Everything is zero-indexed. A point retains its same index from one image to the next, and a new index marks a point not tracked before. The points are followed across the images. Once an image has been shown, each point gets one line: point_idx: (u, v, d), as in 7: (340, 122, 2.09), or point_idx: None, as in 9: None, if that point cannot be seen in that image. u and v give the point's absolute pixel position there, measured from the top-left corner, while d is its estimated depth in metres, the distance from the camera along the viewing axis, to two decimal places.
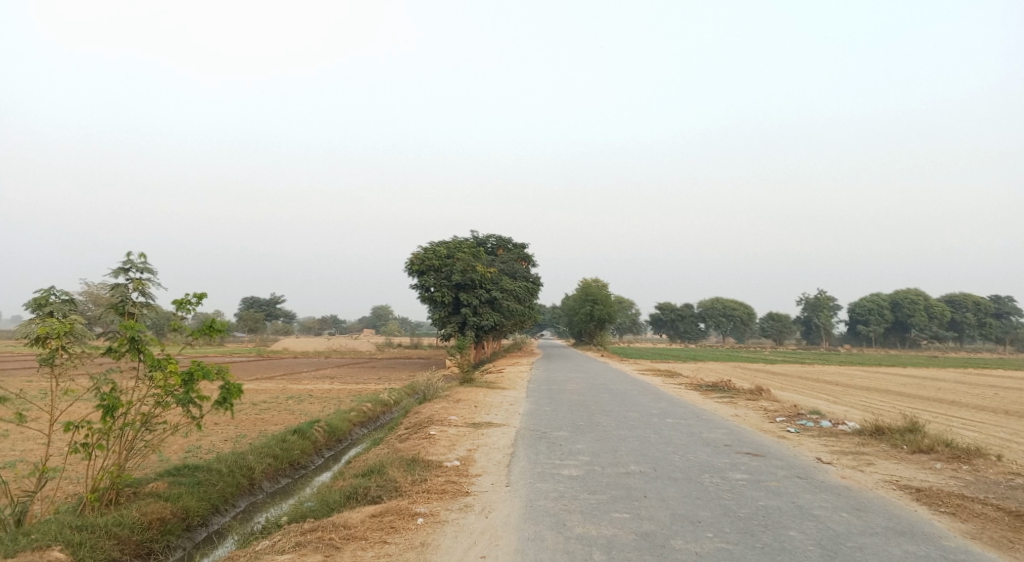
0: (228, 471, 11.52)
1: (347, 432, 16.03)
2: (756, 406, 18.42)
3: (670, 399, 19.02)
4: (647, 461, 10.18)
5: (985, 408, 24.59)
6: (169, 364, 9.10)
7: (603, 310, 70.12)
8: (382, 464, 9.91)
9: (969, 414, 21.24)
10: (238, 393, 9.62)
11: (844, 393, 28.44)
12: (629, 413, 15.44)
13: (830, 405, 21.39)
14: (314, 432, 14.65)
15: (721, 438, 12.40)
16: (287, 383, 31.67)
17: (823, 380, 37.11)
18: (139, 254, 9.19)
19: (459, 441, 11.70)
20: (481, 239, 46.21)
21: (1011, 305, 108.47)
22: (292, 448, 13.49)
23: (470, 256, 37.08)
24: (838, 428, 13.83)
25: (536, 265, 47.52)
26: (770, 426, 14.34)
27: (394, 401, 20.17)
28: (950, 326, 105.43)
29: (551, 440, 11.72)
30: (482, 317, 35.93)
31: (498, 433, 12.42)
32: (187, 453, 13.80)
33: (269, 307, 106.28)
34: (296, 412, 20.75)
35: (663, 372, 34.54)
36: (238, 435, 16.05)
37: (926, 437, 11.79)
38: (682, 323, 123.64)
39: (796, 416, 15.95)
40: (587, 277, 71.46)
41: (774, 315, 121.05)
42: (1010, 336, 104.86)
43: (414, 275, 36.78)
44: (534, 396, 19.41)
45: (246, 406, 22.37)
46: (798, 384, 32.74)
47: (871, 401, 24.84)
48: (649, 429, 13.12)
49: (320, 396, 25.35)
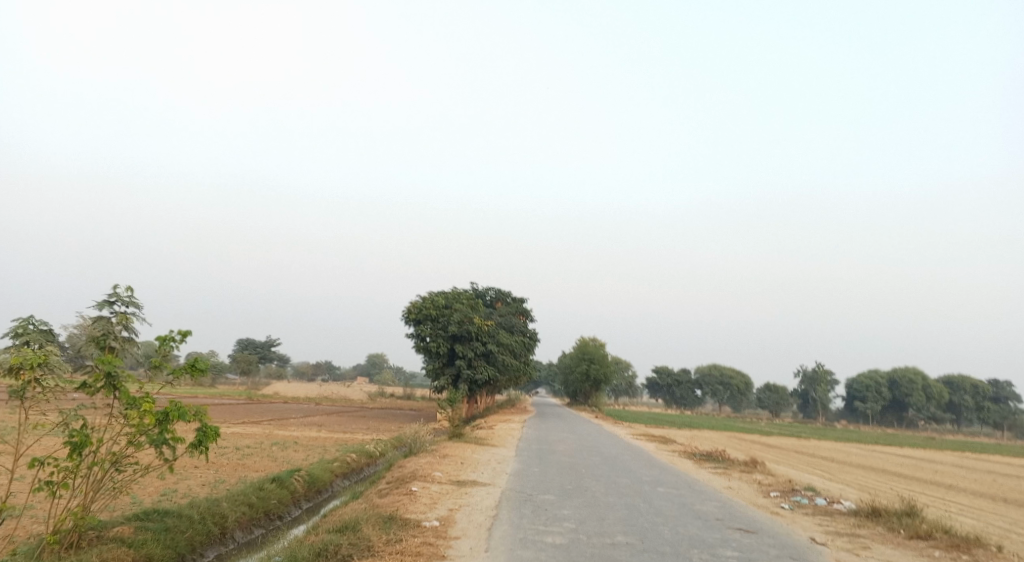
0: (199, 518, 11.09)
1: (328, 483, 15.57)
2: (750, 479, 17.94)
3: (662, 467, 18.56)
4: (635, 532, 9.79)
5: (985, 494, 23.99)
6: (144, 403, 8.84)
7: (599, 371, 69.59)
8: (358, 520, 9.53)
9: (968, 500, 20.70)
10: (214, 436, 9.30)
11: (840, 470, 27.86)
12: (620, 480, 14.99)
13: (826, 482, 20.88)
14: (293, 482, 14.22)
15: (713, 511, 11.98)
16: (273, 428, 31.08)
17: (819, 455, 36.43)
18: (126, 287, 9.07)
19: (440, 500, 11.30)
20: (481, 291, 46.10)
21: (1009, 390, 107.76)
22: (269, 498, 13.05)
23: (469, 307, 36.91)
24: (833, 507, 13.43)
25: (534, 321, 47.29)
26: (763, 502, 13.91)
27: (379, 453, 19.68)
28: (948, 408, 104.39)
29: (537, 504, 11.32)
30: (477, 370, 35.47)
31: (482, 493, 12.01)
32: (161, 497, 13.36)
33: (263, 349, 105.37)
34: (279, 458, 20.27)
35: (657, 438, 33.88)
36: (216, 480, 15.59)
37: (924, 523, 11.39)
38: (679, 388, 122.52)
39: (790, 492, 15.49)
40: (586, 336, 71.32)
41: (771, 386, 120.02)
42: (1008, 422, 103.73)
43: (411, 324, 36.56)
44: (523, 456, 18.98)
45: (228, 449, 21.83)
46: (794, 458, 32.12)
47: (869, 480, 24.25)
48: (640, 497, 12.71)
49: (305, 443, 24.81)
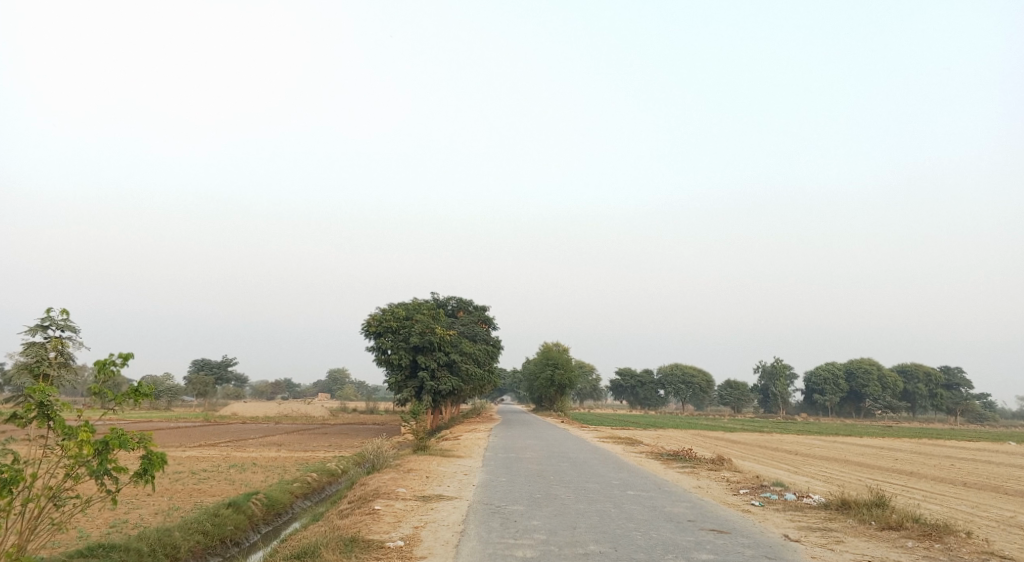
0: (149, 551, 10.44)
1: (288, 505, 14.97)
2: (718, 476, 17.92)
3: (630, 470, 18.40)
4: (607, 540, 9.50)
5: (945, 480, 24.42)
6: (81, 432, 8.16)
7: (563, 375, 69.55)
8: (317, 544, 9.04)
9: (931, 486, 20.99)
10: (160, 464, 8.64)
11: (804, 463, 28.09)
12: (589, 485, 14.72)
13: (792, 476, 20.98)
14: (250, 506, 13.59)
15: (684, 513, 11.78)
16: (230, 450, 30.08)
17: (783, 449, 36.83)
18: (60, 309, 8.49)
19: (405, 517, 10.86)
20: (441, 301, 45.62)
21: (960, 377, 111.16)
22: (225, 524, 12.41)
23: (430, 318, 36.40)
24: (803, 501, 13.36)
25: (496, 328, 46.95)
26: (734, 499, 13.80)
27: (341, 471, 19.11)
28: (903, 397, 107.18)
29: (505, 516, 10.97)
30: (440, 381, 34.90)
31: (448, 509, 11.58)
32: (110, 529, 12.62)
33: (220, 370, 102.62)
34: (237, 481, 19.54)
35: (624, 440, 33.80)
36: (170, 507, 14.83)
37: (894, 513, 11.38)
38: (642, 389, 123.37)
39: (760, 488, 15.42)
40: (549, 341, 71.24)
41: (733, 383, 121.62)
42: (960, 407, 107.15)
43: (371, 337, 35.87)
44: (489, 466, 18.63)
45: (183, 474, 20.94)
46: (759, 453, 32.44)
47: (834, 471, 24.46)
48: (610, 502, 12.45)
49: (264, 465, 24.00)
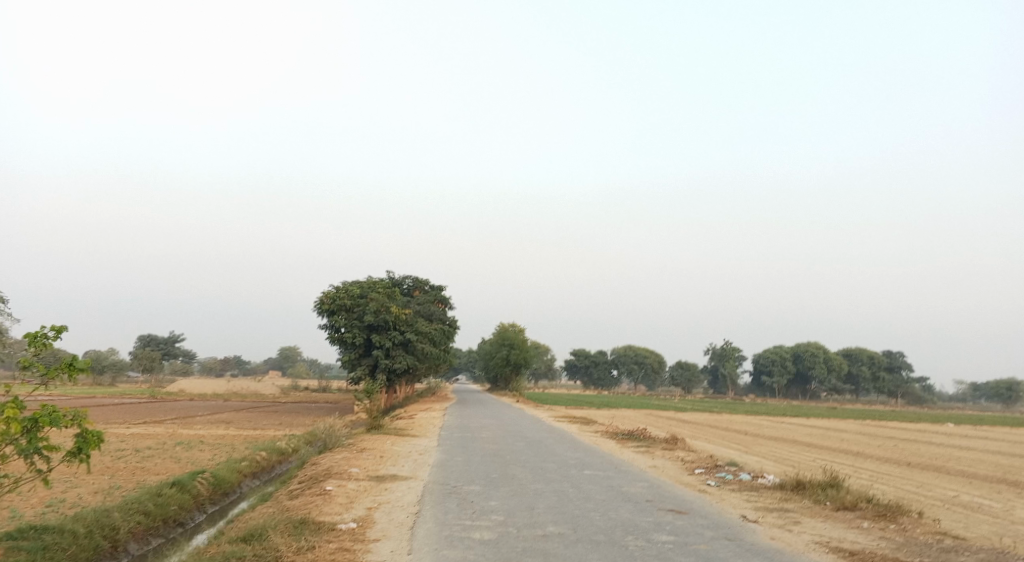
0: (85, 532, 9.82)
1: (236, 484, 14.46)
2: (672, 456, 18.02)
3: (587, 449, 18.32)
4: (566, 521, 9.30)
5: (890, 460, 25.08)
6: (8, 408, 7.48)
7: (519, 355, 69.65)
8: (265, 527, 8.62)
9: (877, 467, 21.51)
10: (96, 443, 8.05)
11: (754, 443, 28.60)
12: (546, 464, 14.59)
13: (744, 456, 21.26)
14: (196, 485, 13.04)
15: (642, 492, 11.73)
16: (176, 428, 29.18)
17: (733, 430, 37.44)
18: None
19: (358, 498, 10.51)
20: (397, 280, 44.99)
21: (901, 361, 114.83)
22: (168, 504, 11.84)
23: (385, 296, 35.80)
24: (758, 482, 13.43)
25: (453, 308, 46.59)
26: (690, 479, 13.83)
27: (292, 450, 18.64)
28: (848, 379, 110.58)
29: (462, 496, 10.73)
30: (395, 360, 34.43)
31: (403, 489, 11.26)
32: (46, 509, 11.93)
33: (167, 346, 100.25)
34: (183, 460, 18.91)
35: (578, 420, 33.94)
36: (110, 486, 14.16)
37: (848, 493, 11.52)
38: (596, 369, 124.68)
39: (715, 468, 15.49)
40: (505, 321, 71.09)
41: (684, 364, 123.67)
42: (901, 390, 110.95)
43: (324, 315, 35.16)
44: (445, 445, 18.39)
45: (125, 452, 20.15)
46: (710, 433, 32.94)
47: (783, 452, 24.92)
48: (568, 482, 12.31)
49: (211, 443, 23.30)
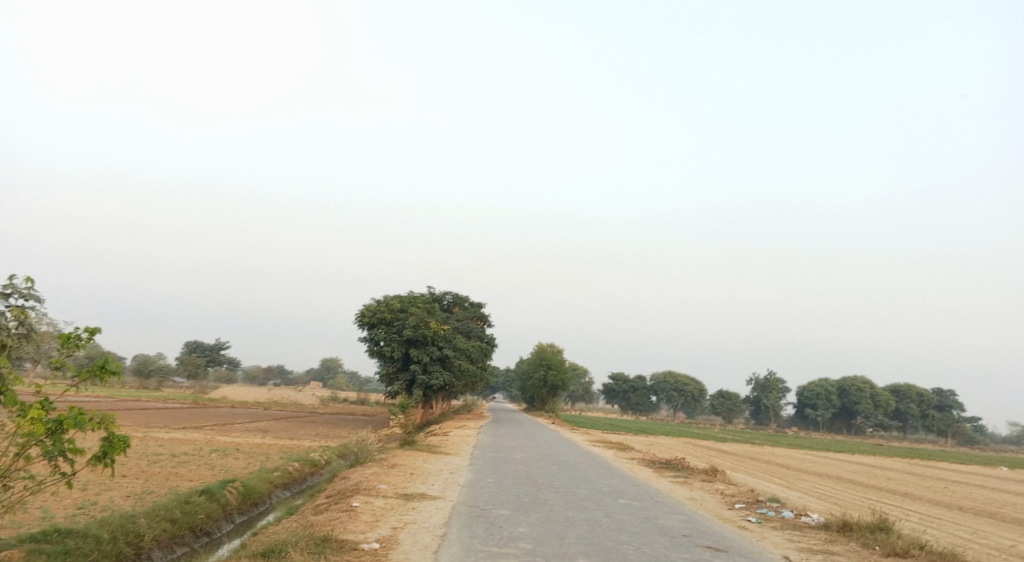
0: (109, 538, 9.77)
1: (265, 494, 14.37)
2: (711, 488, 17.38)
3: (622, 477, 17.80)
4: (598, 553, 8.90)
5: (943, 504, 23.78)
6: (33, 410, 7.41)
7: (556, 376, 69.08)
8: (285, 543, 8.41)
9: (929, 510, 20.43)
10: (121, 448, 8.00)
11: (797, 479, 27.54)
12: (579, 491, 14.15)
13: (787, 491, 20.42)
14: (225, 494, 12.98)
15: (679, 526, 11.23)
16: (214, 434, 29.48)
17: (775, 463, 36.20)
18: (25, 279, 7.91)
19: (383, 516, 10.27)
20: (437, 295, 45.04)
21: (953, 399, 110.27)
22: (196, 512, 11.77)
23: (425, 311, 35.84)
24: (802, 521, 12.77)
25: (491, 326, 46.39)
26: (730, 514, 13.24)
27: (323, 462, 18.53)
28: (895, 416, 106.80)
29: (491, 520, 10.40)
30: (432, 375, 34.28)
31: (431, 509, 10.99)
32: (78, 512, 12.00)
33: (212, 353, 102.41)
34: (217, 467, 18.95)
35: (615, 445, 33.22)
36: (143, 491, 14.21)
37: (899, 539, 10.88)
38: (635, 395, 122.88)
39: (756, 504, 14.81)
40: (543, 341, 70.64)
41: (725, 393, 121.25)
42: (952, 430, 106.50)
43: (364, 328, 35.33)
44: (477, 464, 18.07)
45: (161, 457, 20.30)
46: (751, 466, 31.90)
47: (827, 489, 23.89)
48: (601, 511, 11.89)
49: (246, 451, 23.49)
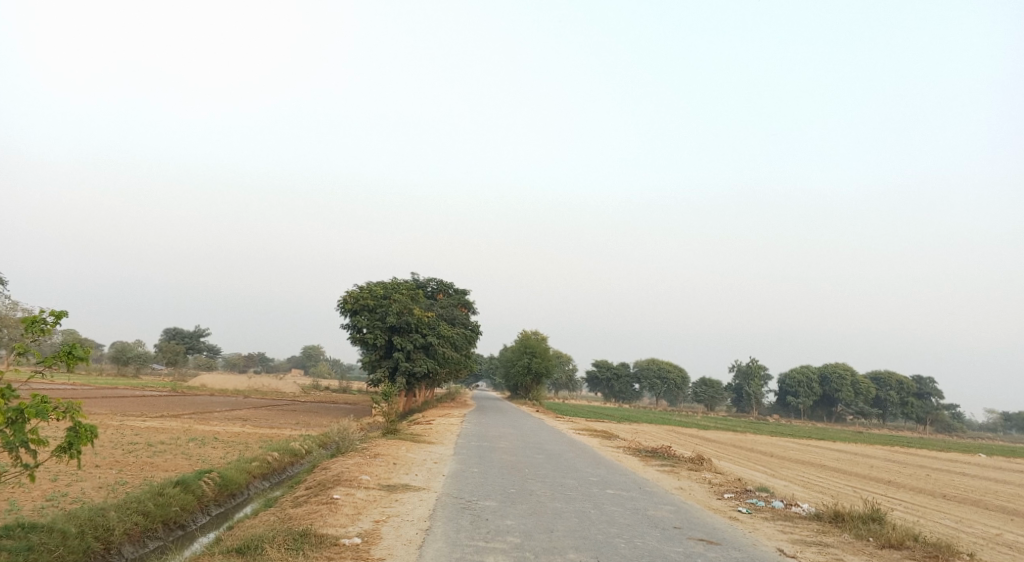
0: (76, 533, 9.31)
1: (243, 485, 13.94)
2: (699, 477, 17.15)
3: (608, 466, 17.53)
4: (589, 548, 8.56)
5: (927, 492, 23.76)
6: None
7: (540, 364, 68.88)
8: (262, 539, 8.01)
9: (913, 498, 20.40)
10: (88, 439, 7.52)
11: (781, 467, 27.51)
12: (566, 481, 13.83)
13: (773, 480, 20.29)
14: (202, 485, 12.53)
15: (670, 517, 10.96)
16: (193, 423, 28.89)
17: (759, 451, 36.24)
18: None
19: (365, 509, 9.88)
20: (421, 282, 44.52)
21: (931, 387, 111.65)
22: (169, 505, 11.31)
23: (408, 297, 35.34)
24: (792, 511, 12.54)
25: (476, 313, 45.98)
26: (719, 505, 12.96)
27: (304, 452, 18.06)
28: (875, 403, 108.00)
29: (477, 513, 10.05)
30: (415, 363, 33.84)
31: (415, 501, 10.63)
32: (47, 503, 11.52)
33: (192, 340, 101.16)
34: (195, 456, 18.44)
35: (599, 433, 33.03)
36: (116, 482, 13.72)
37: (892, 530, 10.70)
38: (618, 382, 123.26)
39: (745, 493, 14.54)
40: (528, 329, 70.35)
41: (707, 381, 121.95)
42: (930, 417, 107.84)
43: (346, 315, 34.79)
44: (462, 454, 17.73)
45: (137, 446, 19.75)
46: (735, 454, 31.86)
47: (812, 477, 23.80)
48: (590, 502, 11.58)
49: (225, 440, 22.96)
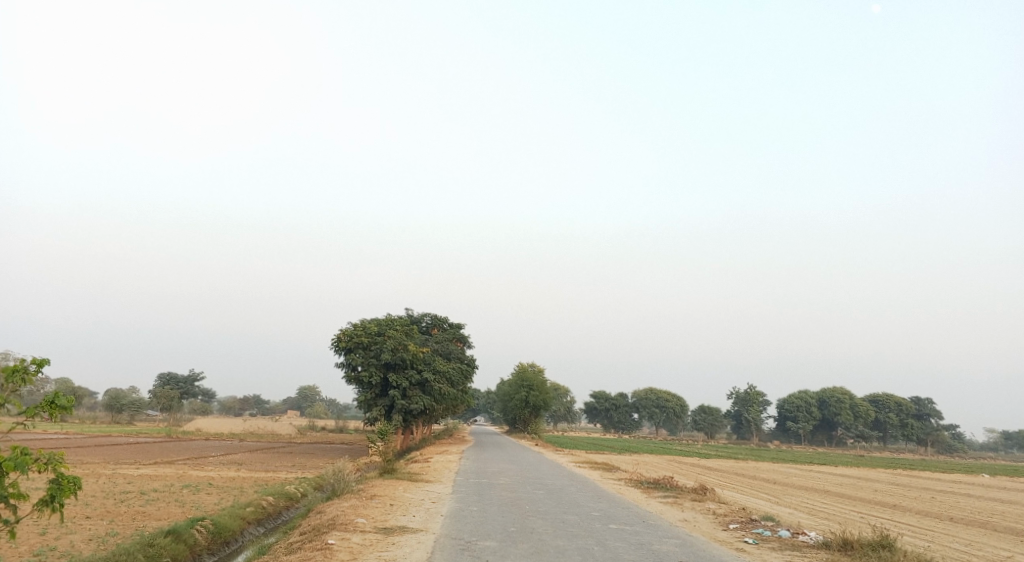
0: None
1: (237, 532, 13.61)
2: (703, 508, 16.85)
3: (610, 499, 17.23)
4: None
5: (934, 515, 23.40)
6: None
7: (538, 398, 68.36)
8: None
9: (921, 522, 20.08)
10: (72, 490, 7.24)
11: (785, 494, 27.15)
12: (567, 517, 13.55)
13: (778, 508, 19.95)
14: (194, 534, 12.20)
15: (675, 552, 10.69)
16: (187, 468, 28.41)
17: (762, 478, 35.77)
18: None
19: (361, 554, 9.61)
20: (415, 317, 44.26)
21: (930, 408, 111.37)
22: (160, 555, 10.98)
23: (403, 334, 35.07)
24: (799, 540, 12.28)
25: (471, 347, 45.68)
26: (724, 536, 12.71)
27: (299, 495, 17.70)
28: (875, 426, 107.46)
29: (477, 554, 9.78)
30: (412, 401, 33.44)
31: (412, 544, 10.35)
32: (33, 559, 11.17)
33: (186, 385, 99.96)
34: (188, 503, 18.04)
35: (599, 465, 32.61)
36: (107, 533, 13.36)
37: (902, 557, 10.47)
38: (616, 413, 122.30)
39: (751, 523, 14.26)
40: (524, 362, 69.91)
41: (706, 409, 121.19)
42: (931, 438, 107.30)
43: (341, 354, 34.51)
44: (460, 492, 17.42)
45: (129, 495, 19.32)
46: (738, 482, 31.45)
47: (817, 503, 23.46)
48: (593, 538, 11.32)
49: (220, 485, 22.53)
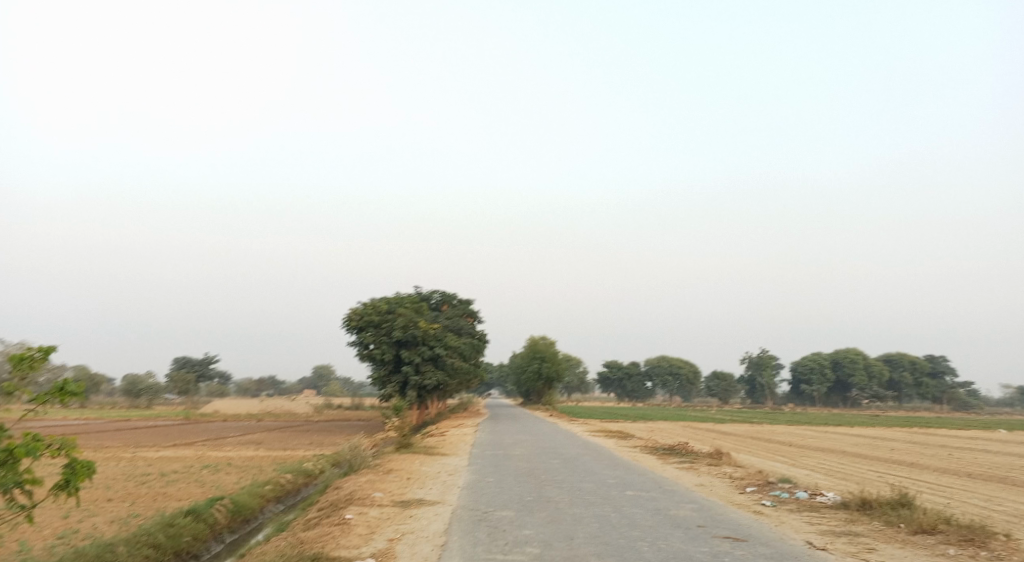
0: None
1: (256, 510, 13.70)
2: (719, 472, 16.81)
3: (625, 466, 17.21)
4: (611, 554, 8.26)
5: (952, 472, 23.29)
6: None
7: (551, 369, 68.61)
8: None
9: (940, 479, 19.98)
10: (87, 475, 7.21)
11: (801, 455, 27.11)
12: (583, 485, 13.54)
13: (794, 470, 19.91)
14: (213, 513, 12.28)
15: (693, 517, 10.63)
16: (206, 449, 28.66)
17: (777, 441, 35.78)
18: None
19: (379, 528, 9.61)
20: (425, 294, 44.23)
21: (945, 366, 111.28)
22: (181, 535, 11.06)
23: (413, 311, 35.07)
24: (818, 501, 12.20)
25: (482, 322, 45.69)
26: (741, 499, 12.65)
27: (317, 472, 17.79)
28: (889, 385, 107.45)
29: (494, 524, 9.76)
30: (425, 376, 33.56)
31: (429, 516, 10.34)
32: (56, 542, 11.27)
33: (202, 368, 100.97)
34: (207, 483, 18.22)
35: (614, 433, 32.71)
36: (128, 515, 13.48)
37: (923, 514, 10.36)
38: (630, 382, 122.73)
39: (768, 486, 14.19)
40: (535, 334, 70.04)
41: (719, 375, 121.43)
42: (946, 396, 107.30)
43: (352, 332, 34.59)
44: (476, 464, 17.47)
45: (149, 477, 19.51)
46: (754, 445, 31.45)
47: (833, 464, 23.42)
48: (609, 505, 11.29)
49: (239, 464, 22.75)
